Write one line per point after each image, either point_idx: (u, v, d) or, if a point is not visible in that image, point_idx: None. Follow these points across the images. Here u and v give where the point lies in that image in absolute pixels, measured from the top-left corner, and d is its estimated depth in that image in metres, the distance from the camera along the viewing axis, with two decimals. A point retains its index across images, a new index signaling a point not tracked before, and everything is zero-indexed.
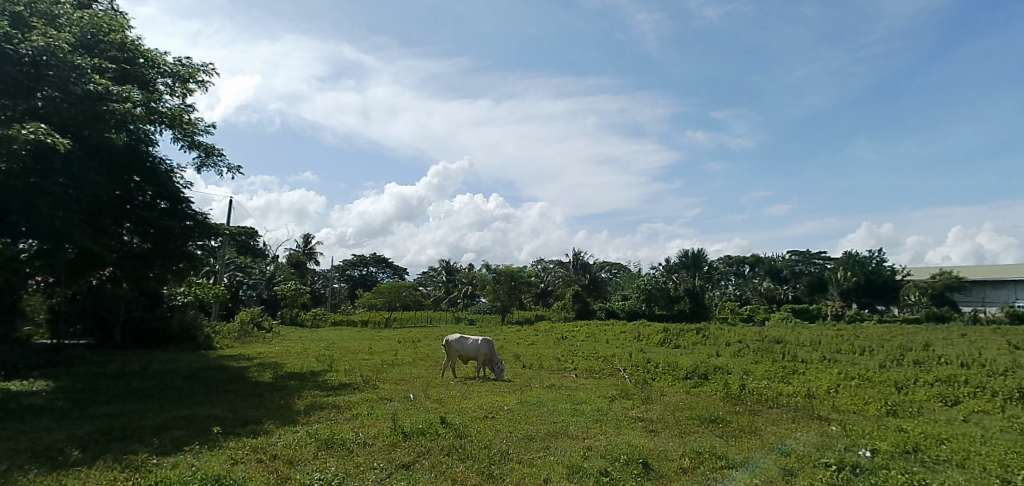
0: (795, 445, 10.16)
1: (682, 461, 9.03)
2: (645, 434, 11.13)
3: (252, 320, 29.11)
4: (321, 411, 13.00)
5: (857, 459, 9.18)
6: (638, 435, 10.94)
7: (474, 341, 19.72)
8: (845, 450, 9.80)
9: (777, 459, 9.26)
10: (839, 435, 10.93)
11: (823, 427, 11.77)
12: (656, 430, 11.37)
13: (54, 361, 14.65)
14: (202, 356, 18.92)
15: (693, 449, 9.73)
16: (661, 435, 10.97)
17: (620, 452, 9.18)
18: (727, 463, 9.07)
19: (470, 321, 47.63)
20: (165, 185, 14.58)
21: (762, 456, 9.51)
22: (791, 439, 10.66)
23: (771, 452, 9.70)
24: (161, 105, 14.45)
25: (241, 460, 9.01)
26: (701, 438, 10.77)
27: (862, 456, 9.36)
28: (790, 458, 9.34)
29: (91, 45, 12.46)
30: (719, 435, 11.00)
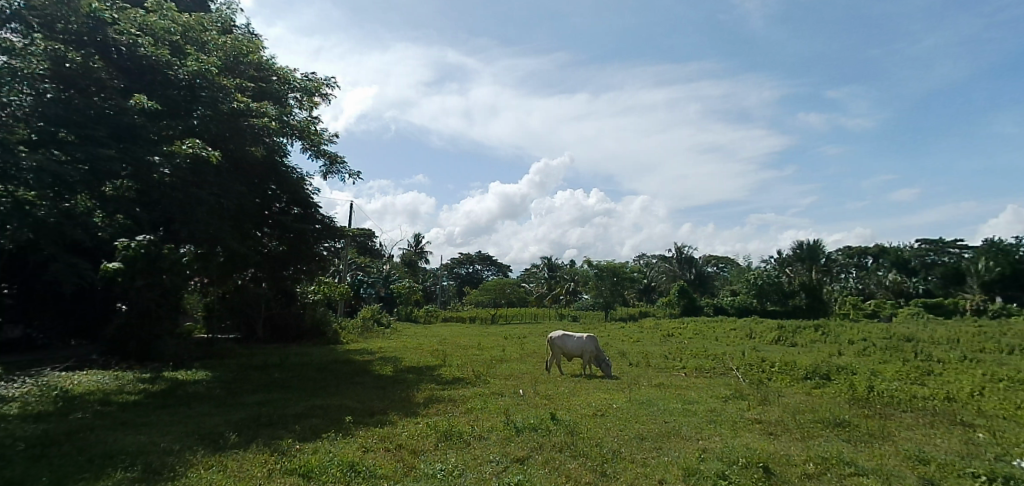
0: (934, 453, 9.16)
1: (807, 467, 8.44)
2: (764, 437, 10.52)
3: (372, 316, 30.94)
4: (438, 405, 13.48)
5: (1012, 470, 8.13)
6: (757, 438, 10.34)
7: (579, 337, 19.64)
8: (997, 460, 8.73)
9: (915, 468, 8.44)
10: (987, 443, 9.75)
11: (966, 433, 10.55)
12: (775, 433, 10.69)
13: (210, 353, 16.32)
14: (332, 350, 20.33)
15: (819, 454, 9.06)
16: (781, 439, 10.31)
17: (738, 455, 8.73)
18: (859, 470, 8.34)
19: (573, 318, 47.58)
20: (297, 191, 15.72)
21: (898, 464, 8.68)
22: (931, 446, 9.64)
23: (907, 460, 8.84)
24: (292, 118, 15.61)
25: (370, 449, 9.53)
26: (827, 443, 9.99)
27: (1018, 467, 8.28)
28: (930, 467, 8.47)
29: (233, 66, 13.68)
30: (845, 440, 10.15)
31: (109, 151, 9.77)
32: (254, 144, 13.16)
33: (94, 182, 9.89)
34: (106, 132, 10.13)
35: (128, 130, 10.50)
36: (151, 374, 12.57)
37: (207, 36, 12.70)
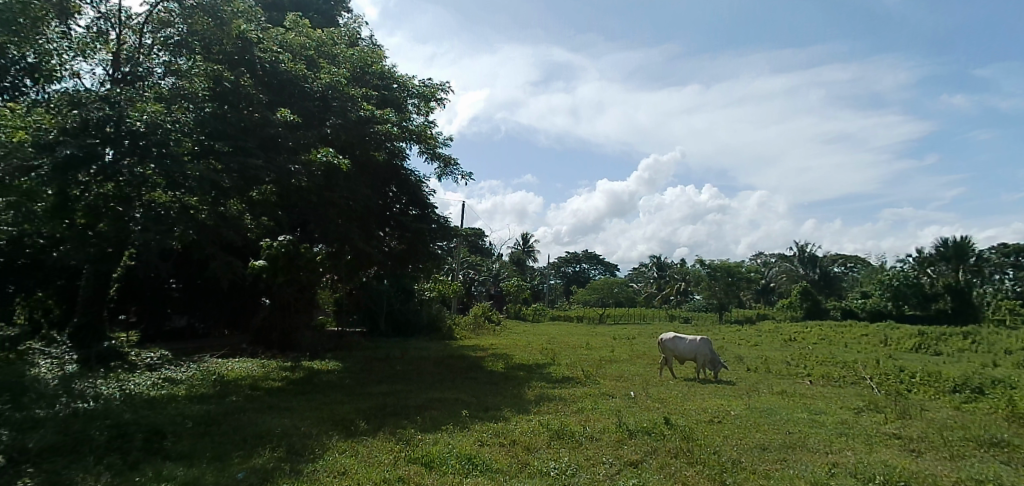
0: None
1: None
2: (904, 453, 9.52)
3: (484, 313, 31.73)
4: (549, 403, 13.53)
5: None
6: (896, 455, 9.38)
7: (692, 340, 18.86)
8: None
9: None
10: None
11: None
12: (919, 450, 9.64)
13: (339, 345, 17.52)
14: (447, 345, 21.11)
15: (974, 476, 8.05)
16: (926, 457, 9.28)
17: (875, 472, 7.98)
18: None
19: (685, 319, 45.77)
20: (416, 193, 16.40)
21: None
22: None
23: None
24: (411, 123, 16.31)
25: (486, 443, 9.75)
26: (982, 464, 8.87)
27: None
28: None
29: (360, 77, 14.58)
30: (1006, 462, 8.95)
31: (258, 160, 10.82)
32: (377, 150, 13.97)
33: (245, 188, 10.95)
34: (254, 143, 11.04)
35: (272, 141, 11.52)
36: (291, 363, 13.74)
37: (336, 50, 13.66)
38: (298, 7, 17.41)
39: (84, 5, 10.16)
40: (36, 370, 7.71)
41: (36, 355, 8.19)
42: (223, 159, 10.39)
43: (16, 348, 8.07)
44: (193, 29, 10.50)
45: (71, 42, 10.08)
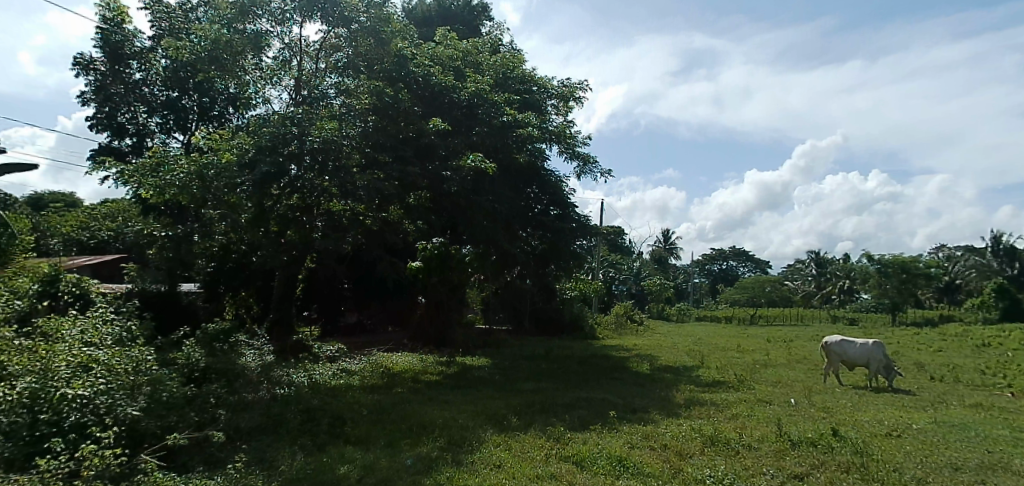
0: None
1: None
2: None
3: (626, 313, 31.26)
4: (700, 407, 12.94)
5: None
6: None
7: (862, 343, 16.99)
8: None
9: None
10: None
11: None
12: None
13: (488, 342, 18.21)
14: (590, 345, 21.07)
15: None
16: None
17: None
18: None
19: (851, 321, 41.44)
20: (556, 191, 16.56)
21: None
22: None
23: None
24: (551, 124, 16.51)
25: (636, 445, 9.53)
26: None
27: None
28: None
29: (503, 82, 15.03)
30: None
31: (414, 169, 11.52)
32: (519, 152, 14.26)
33: (404, 194, 11.78)
34: (410, 153, 11.70)
35: (425, 150, 12.18)
36: (446, 358, 14.52)
37: (481, 58, 14.20)
38: (445, 21, 18.44)
39: (273, 38, 11.56)
40: (244, 358, 8.92)
41: (244, 346, 9.50)
42: (385, 169, 11.25)
43: (229, 340, 9.42)
44: (358, 51, 11.50)
45: (263, 72, 11.54)
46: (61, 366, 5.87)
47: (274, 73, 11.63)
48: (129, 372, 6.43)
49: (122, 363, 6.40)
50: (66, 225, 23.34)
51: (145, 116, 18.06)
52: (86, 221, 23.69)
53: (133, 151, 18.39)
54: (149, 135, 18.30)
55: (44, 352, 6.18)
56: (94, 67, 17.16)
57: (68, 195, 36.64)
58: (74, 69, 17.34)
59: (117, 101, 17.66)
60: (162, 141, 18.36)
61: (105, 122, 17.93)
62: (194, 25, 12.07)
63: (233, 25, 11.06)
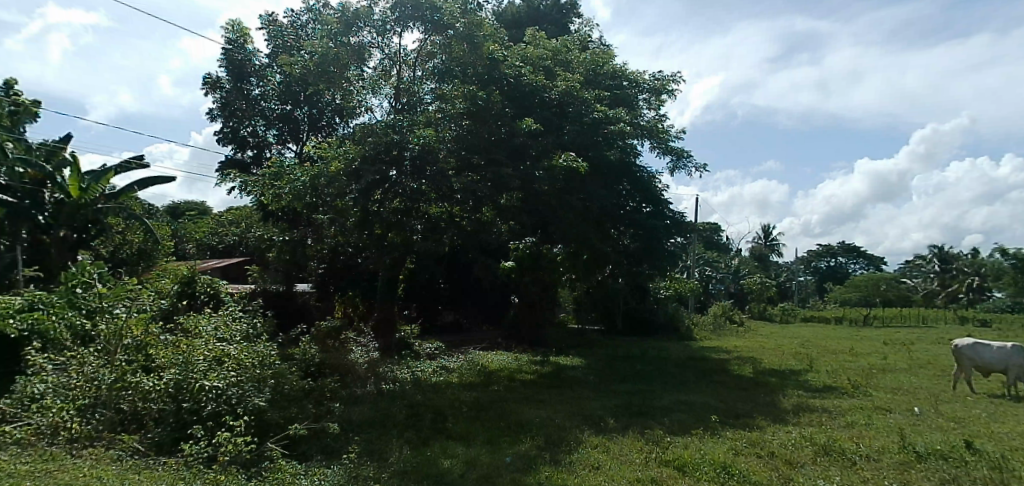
0: None
1: None
2: None
3: (725, 314, 30.00)
4: (811, 414, 12.15)
5: None
6: None
7: (999, 347, 15.27)
8: None
9: None
10: None
11: None
12: None
13: (582, 342, 18.07)
14: (687, 346, 20.40)
15: None
16: None
17: None
18: None
19: (983, 323, 37.44)
20: (649, 189, 15.86)
21: None
22: None
23: None
24: (643, 119, 16.12)
25: (741, 452, 9.07)
26: None
27: None
28: None
29: (593, 79, 14.87)
30: None
31: (506, 170, 11.63)
32: (611, 149, 14.01)
33: (497, 195, 11.91)
34: (503, 154, 11.84)
35: (517, 150, 12.26)
36: (541, 357, 14.56)
37: (571, 56, 14.12)
38: (534, 21, 18.52)
39: (374, 48, 12.11)
40: (353, 354, 9.42)
41: (352, 342, 10.00)
42: (479, 171, 11.46)
43: (339, 337, 9.96)
44: (452, 57, 11.82)
45: (365, 81, 12.12)
46: (200, 360, 6.52)
47: (375, 82, 12.18)
48: (256, 366, 6.98)
49: (250, 357, 6.95)
50: (198, 232, 25.80)
51: (263, 129, 19.52)
52: (214, 227, 26.06)
53: (252, 162, 19.98)
54: (266, 147, 19.76)
55: (185, 346, 6.89)
56: (221, 85, 18.82)
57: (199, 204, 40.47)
58: (204, 89, 19.12)
59: (240, 116, 19.26)
60: (277, 152, 19.80)
61: (230, 136, 19.60)
62: (303, 42, 12.90)
63: (337, 39, 11.71)
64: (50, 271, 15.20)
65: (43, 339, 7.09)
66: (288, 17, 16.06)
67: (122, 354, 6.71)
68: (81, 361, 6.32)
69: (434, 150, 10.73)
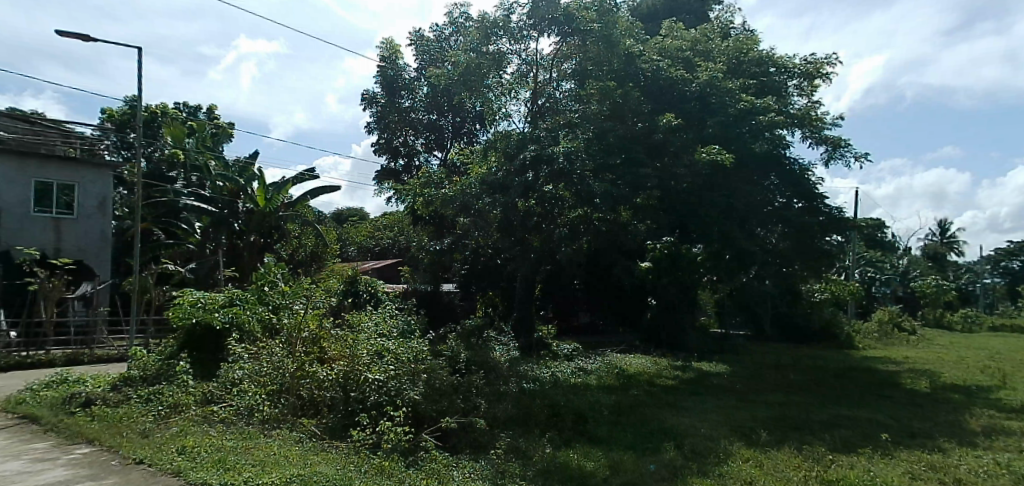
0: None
1: None
2: None
3: (892, 320, 26.90)
4: (1008, 439, 10.45)
5: None
6: None
7: None
8: None
9: None
10: None
11: None
12: None
13: (726, 348, 17.12)
14: (848, 355, 18.53)
15: None
16: None
17: None
18: None
19: None
20: (800, 182, 14.44)
21: None
22: None
23: None
24: (794, 107, 14.90)
25: (921, 477, 8.01)
26: None
27: None
28: None
29: (736, 67, 14.02)
30: None
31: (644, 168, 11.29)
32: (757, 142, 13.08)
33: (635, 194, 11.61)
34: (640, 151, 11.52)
35: None
36: (682, 362, 14.01)
37: (712, 45, 13.57)
38: (672, 13, 17.90)
39: (511, 55, 12.48)
40: (495, 353, 9.71)
41: (493, 341, 10.32)
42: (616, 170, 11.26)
43: (482, 336, 10.33)
44: (588, 57, 11.63)
45: (502, 87, 12.54)
46: (363, 354, 7.20)
47: (512, 87, 12.54)
48: (411, 361, 7.52)
49: (405, 352, 7.53)
50: (358, 235, 28.28)
51: (413, 139, 20.71)
52: (369, 231, 28.37)
53: (404, 171, 21.14)
54: (415, 155, 20.86)
55: (351, 340, 7.65)
56: (377, 101, 20.44)
57: (358, 210, 44.31)
58: (361, 106, 20.84)
59: (392, 127, 20.49)
60: (425, 160, 20.93)
61: (384, 147, 20.91)
62: (447, 54, 13.61)
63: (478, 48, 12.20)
64: (243, 273, 17.77)
65: (241, 330, 8.18)
66: (433, 32, 16.97)
67: (301, 345, 7.63)
68: (270, 351, 7.44)
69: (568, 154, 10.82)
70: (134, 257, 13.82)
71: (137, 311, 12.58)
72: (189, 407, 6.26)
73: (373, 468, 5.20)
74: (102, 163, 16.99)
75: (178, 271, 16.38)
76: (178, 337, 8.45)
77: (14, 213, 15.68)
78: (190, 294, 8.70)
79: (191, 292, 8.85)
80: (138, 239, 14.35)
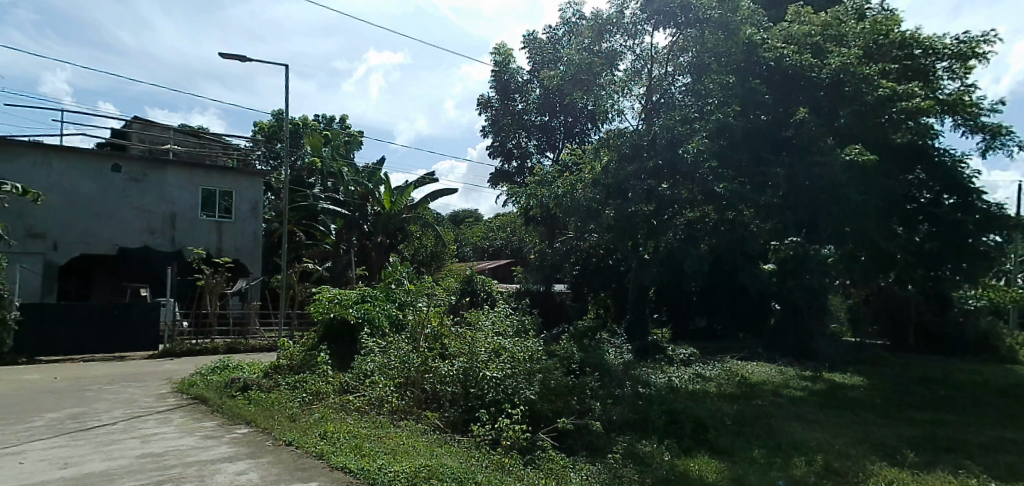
0: None
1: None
2: None
3: None
4: None
5: None
6: None
7: None
8: None
9: None
10: None
11: None
12: None
13: (861, 358, 15.73)
14: (1012, 371, 16.34)
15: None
16: None
17: None
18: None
19: None
20: (950, 175, 12.33)
21: None
22: None
23: None
24: (943, 92, 13.37)
25: None
26: None
27: None
28: None
29: (874, 52, 12.81)
30: None
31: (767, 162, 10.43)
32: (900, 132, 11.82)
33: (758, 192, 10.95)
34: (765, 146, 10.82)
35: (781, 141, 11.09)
36: (811, 373, 13.05)
37: (848, 27, 12.05)
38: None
39: (625, 52, 12.26)
40: (609, 355, 9.61)
41: (607, 343, 10.21)
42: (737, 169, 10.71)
43: (596, 338, 10.26)
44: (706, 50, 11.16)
45: (615, 85, 12.41)
46: (481, 351, 7.42)
47: (625, 85, 12.40)
48: (527, 359, 7.62)
49: (520, 351, 7.65)
50: (474, 237, 29.13)
51: (526, 140, 21.00)
52: (484, 232, 29.23)
53: (517, 172, 21.50)
54: (527, 157, 21.02)
55: (469, 338, 7.92)
56: (491, 104, 20.99)
57: (474, 212, 45.65)
58: (478, 109, 21.52)
59: (506, 130, 20.99)
60: (537, 161, 20.92)
61: (499, 149, 21.42)
62: (560, 55, 13.66)
63: (592, 47, 12.19)
64: (372, 271, 19.13)
65: (372, 325, 8.81)
66: (545, 34, 17.15)
67: (424, 341, 8.02)
68: (396, 346, 7.92)
69: (679, 156, 10.64)
70: (283, 256, 15.20)
71: (284, 305, 13.80)
72: (328, 395, 6.81)
73: (493, 464, 5.28)
74: (255, 171, 18.97)
75: (317, 269, 17.80)
76: (318, 330, 9.21)
77: (187, 216, 17.77)
78: (327, 290, 9.41)
79: (328, 288, 9.58)
80: (285, 241, 15.68)
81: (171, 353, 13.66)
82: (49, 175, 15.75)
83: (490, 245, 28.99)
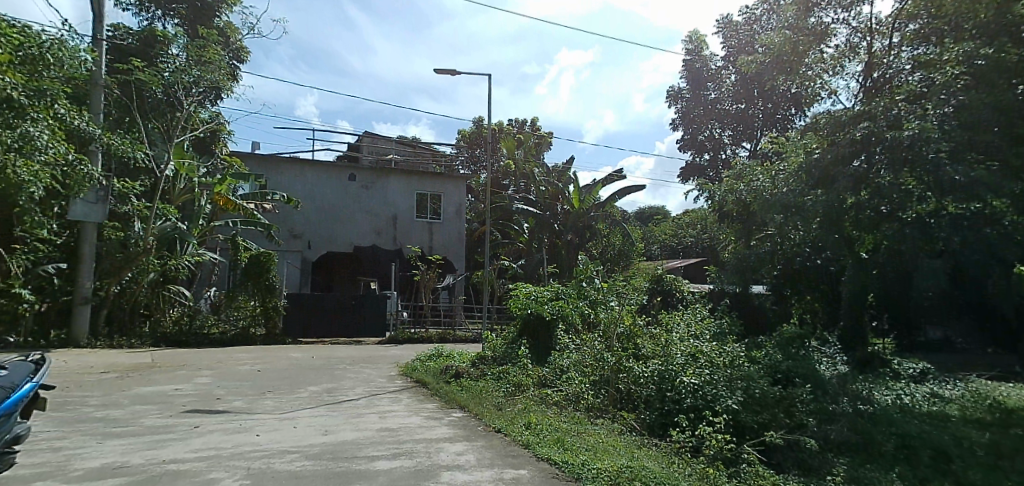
0: None
1: None
2: None
3: None
4: None
5: None
6: None
7: None
8: None
9: None
10: None
11: None
12: None
13: None
14: None
15: None
16: None
17: None
18: None
19: None
20: None
21: None
22: None
23: None
24: None
25: None
26: None
27: None
28: None
29: None
30: None
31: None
32: None
33: None
34: None
35: None
36: None
37: None
38: None
39: (838, 26, 11.31)
40: (821, 366, 8.75)
41: (816, 352, 9.29)
42: None
43: (805, 346, 9.40)
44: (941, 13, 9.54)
45: (825, 64, 11.39)
46: (677, 355, 7.24)
47: (838, 63, 11.35)
48: (726, 365, 7.26)
49: (720, 357, 7.31)
50: (661, 235, 28.32)
51: (720, 131, 20.01)
52: (675, 229, 28.30)
53: (710, 166, 20.58)
54: (721, 149, 20.15)
55: (664, 340, 7.78)
56: (682, 95, 20.33)
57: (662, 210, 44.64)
58: (667, 101, 20.98)
59: (698, 122, 20.19)
60: (733, 153, 20.05)
61: (690, 142, 20.68)
62: (759, 39, 12.77)
63: (798, 24, 11.20)
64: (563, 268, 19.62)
65: (566, 322, 9.04)
66: (741, 16, 16.10)
67: (616, 340, 8.06)
68: (589, 344, 8.07)
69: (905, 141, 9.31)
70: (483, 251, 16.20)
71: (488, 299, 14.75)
72: (529, 388, 7.16)
73: (697, 472, 5.07)
74: (458, 175, 20.56)
75: (511, 266, 18.76)
76: (518, 325, 9.74)
77: (405, 217, 19.82)
78: (524, 287, 9.87)
79: (524, 285, 10.03)
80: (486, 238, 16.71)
81: (395, 340, 15.45)
82: (303, 185, 18.78)
83: (679, 243, 27.95)
